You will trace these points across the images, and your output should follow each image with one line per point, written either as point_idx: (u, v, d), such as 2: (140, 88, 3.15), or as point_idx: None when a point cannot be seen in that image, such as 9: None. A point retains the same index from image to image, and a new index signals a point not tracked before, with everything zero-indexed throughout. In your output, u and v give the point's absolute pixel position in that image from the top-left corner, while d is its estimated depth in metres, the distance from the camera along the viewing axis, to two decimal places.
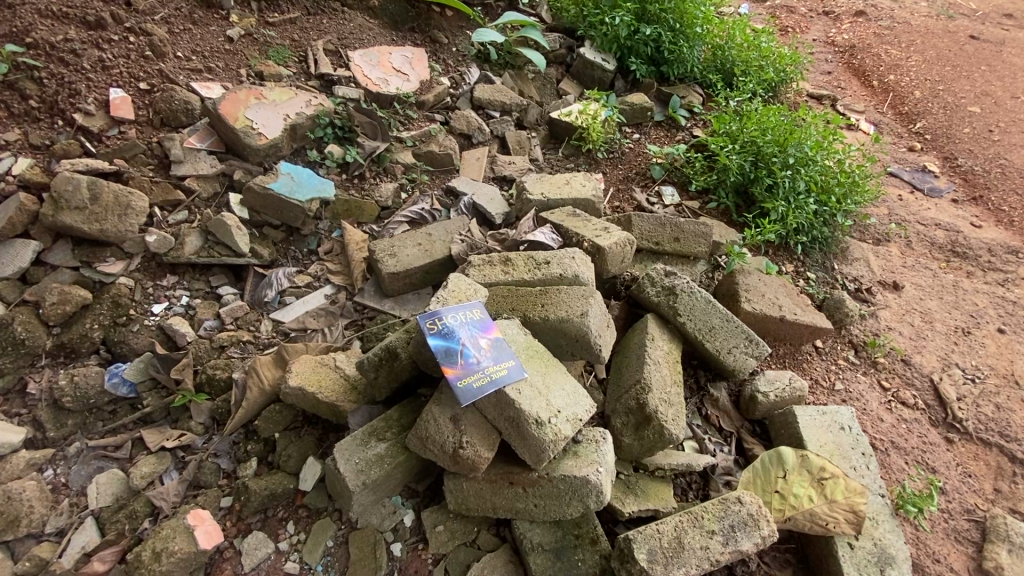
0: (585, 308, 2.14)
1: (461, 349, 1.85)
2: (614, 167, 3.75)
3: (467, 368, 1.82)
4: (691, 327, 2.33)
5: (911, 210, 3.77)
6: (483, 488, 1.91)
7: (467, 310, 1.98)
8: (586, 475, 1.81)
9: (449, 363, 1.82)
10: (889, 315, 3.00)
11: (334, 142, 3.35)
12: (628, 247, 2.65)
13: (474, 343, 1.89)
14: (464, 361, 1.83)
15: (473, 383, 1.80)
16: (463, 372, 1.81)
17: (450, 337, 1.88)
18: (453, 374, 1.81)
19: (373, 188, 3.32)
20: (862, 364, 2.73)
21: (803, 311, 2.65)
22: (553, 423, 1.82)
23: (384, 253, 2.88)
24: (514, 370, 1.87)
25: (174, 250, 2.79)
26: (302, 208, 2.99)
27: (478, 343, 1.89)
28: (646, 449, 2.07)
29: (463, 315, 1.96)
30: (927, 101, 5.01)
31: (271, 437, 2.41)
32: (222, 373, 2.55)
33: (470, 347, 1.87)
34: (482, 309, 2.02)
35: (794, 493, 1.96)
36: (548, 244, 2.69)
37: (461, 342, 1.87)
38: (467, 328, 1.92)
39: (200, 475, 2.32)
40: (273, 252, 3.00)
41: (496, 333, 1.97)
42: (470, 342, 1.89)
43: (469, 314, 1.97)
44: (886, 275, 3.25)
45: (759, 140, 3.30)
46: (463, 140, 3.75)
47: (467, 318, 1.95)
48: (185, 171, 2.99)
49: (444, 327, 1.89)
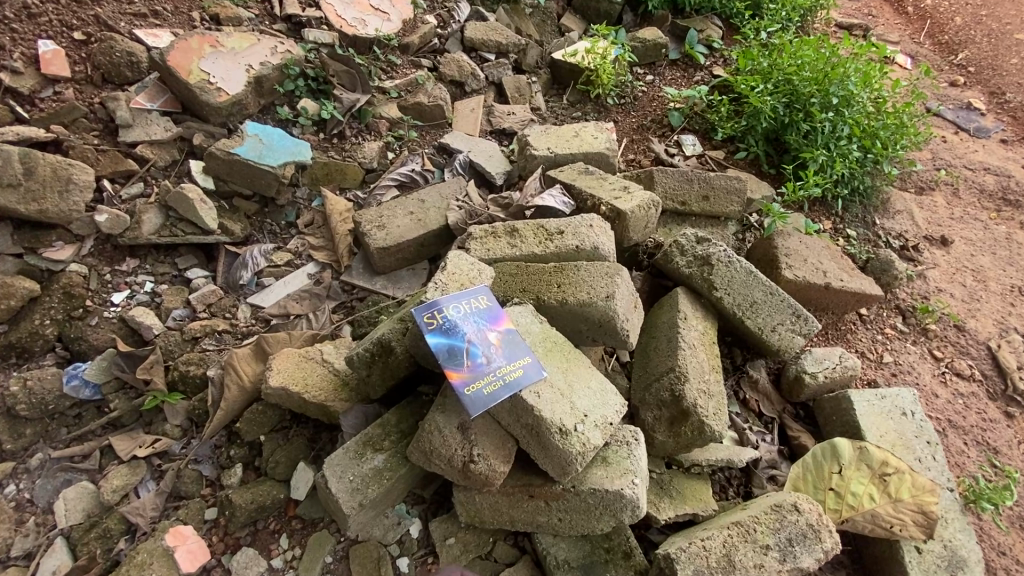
0: (609, 289, 1.81)
1: (466, 348, 1.54)
2: (626, 115, 3.35)
3: (476, 371, 1.52)
4: (729, 304, 2.02)
5: (956, 154, 3.41)
6: (498, 501, 1.65)
7: (470, 299, 1.65)
8: (619, 489, 1.53)
9: (453, 365, 1.51)
10: (938, 276, 2.70)
11: (307, 96, 2.96)
12: (652, 210, 2.29)
13: (480, 339, 1.58)
14: (470, 362, 1.53)
15: (484, 390, 1.50)
16: (471, 377, 1.51)
17: (453, 334, 1.56)
18: (459, 379, 1.51)
19: (356, 149, 2.93)
20: (911, 333, 2.46)
21: (849, 277, 2.33)
22: (579, 432, 1.53)
23: (371, 226, 2.54)
24: (530, 370, 1.58)
25: (131, 231, 2.47)
26: (274, 175, 2.63)
27: (486, 338, 1.58)
28: (681, 447, 1.81)
29: (466, 305, 1.63)
30: (969, 29, 4.47)
31: (256, 441, 2.15)
32: (196, 370, 2.27)
33: (477, 346, 1.56)
34: (489, 296, 1.69)
35: (852, 492, 1.73)
36: (558, 209, 2.34)
37: (466, 339, 1.56)
38: (471, 321, 1.60)
39: (179, 485, 2.09)
40: (245, 227, 2.67)
41: (506, 324, 1.65)
42: (477, 339, 1.58)
43: (472, 303, 1.64)
44: (932, 229, 2.93)
45: (794, 79, 2.85)
46: (455, 88, 3.32)
47: (472, 309, 1.63)
48: (135, 137, 2.61)
49: (446, 321, 1.56)
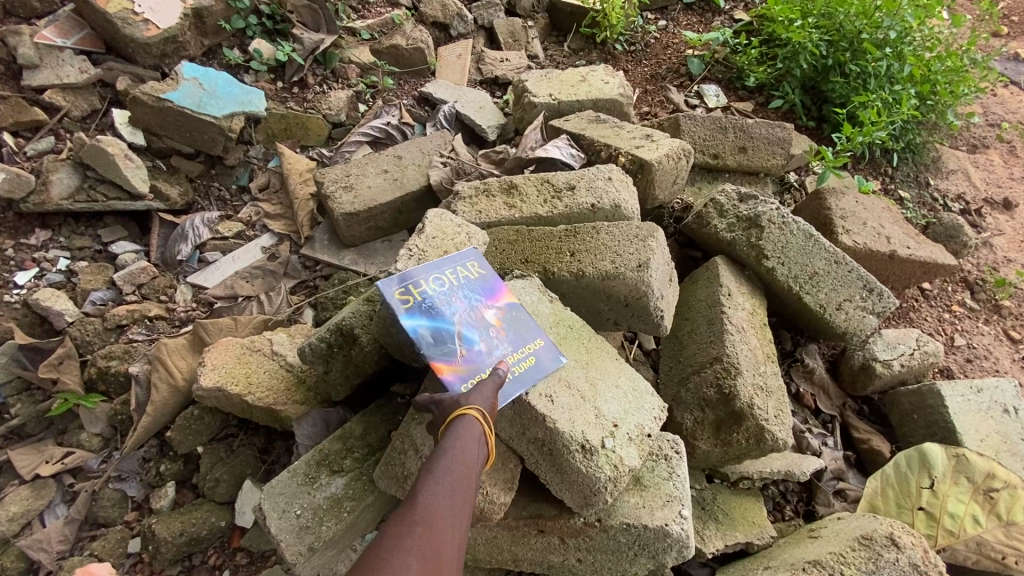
0: (641, 257, 1.39)
1: (458, 332, 1.13)
2: (637, 63, 2.89)
3: (474, 362, 1.11)
4: (784, 276, 1.61)
5: (1009, 108, 3.01)
6: (498, 538, 1.23)
7: (456, 268, 1.22)
8: (663, 525, 1.14)
9: (441, 356, 1.09)
10: (1005, 244, 2.33)
11: (261, 37, 2.48)
12: (682, 162, 1.86)
13: (474, 319, 1.16)
14: (465, 351, 1.11)
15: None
16: (467, 370, 1.09)
17: (436, 315, 1.13)
18: (451, 374, 1.08)
19: (321, 99, 2.46)
20: (983, 310, 2.08)
21: (917, 242, 1.93)
22: (608, 448, 1.14)
23: (337, 187, 2.09)
24: (544, 357, 1.18)
25: (36, 195, 1.99)
26: (218, 127, 2.16)
27: (483, 319, 1.16)
28: (730, 458, 1.41)
29: (451, 276, 1.21)
30: None
31: (192, 453, 1.72)
32: (118, 366, 1.82)
33: (473, 329, 1.14)
34: (480, 262, 1.27)
35: (950, 513, 1.35)
36: (565, 163, 1.91)
37: (456, 321, 1.14)
38: (460, 297, 1.18)
39: (96, 511, 1.66)
40: (185, 191, 2.20)
41: (508, 298, 1.24)
42: (469, 320, 1.16)
43: (459, 272, 1.22)
44: (993, 191, 2.54)
45: (840, 12, 2.41)
46: (438, 32, 2.85)
47: (460, 280, 1.21)
48: (42, 80, 2.13)
49: (425, 298, 1.14)
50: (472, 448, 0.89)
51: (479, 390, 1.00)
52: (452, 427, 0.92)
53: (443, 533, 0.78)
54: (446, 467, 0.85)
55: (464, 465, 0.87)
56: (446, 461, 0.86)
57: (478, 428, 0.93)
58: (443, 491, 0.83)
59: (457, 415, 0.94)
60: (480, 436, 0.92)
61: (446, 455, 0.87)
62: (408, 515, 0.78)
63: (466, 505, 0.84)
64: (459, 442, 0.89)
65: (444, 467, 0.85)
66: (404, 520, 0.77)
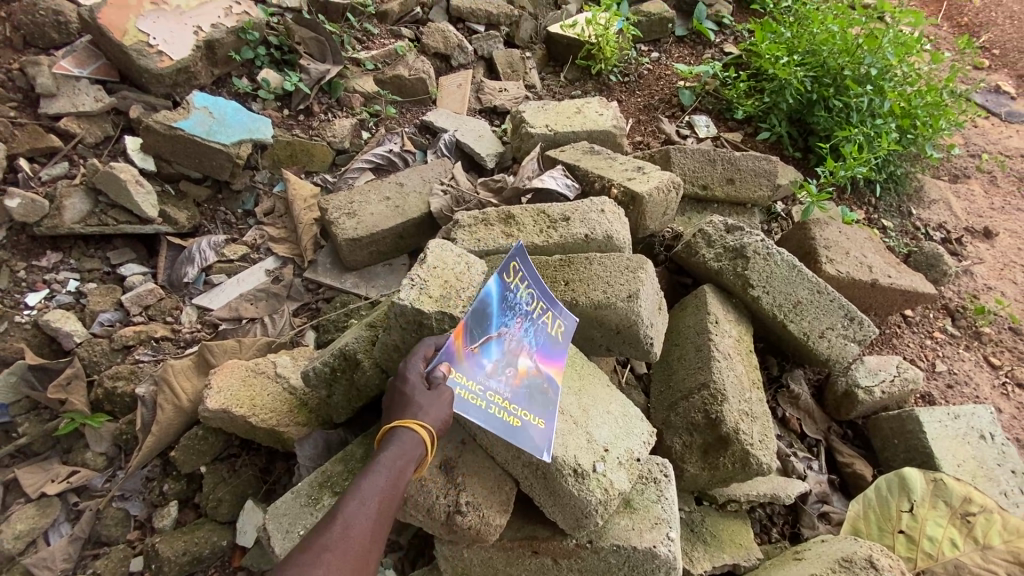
0: (631, 288, 1.47)
1: (493, 336, 1.21)
2: (630, 94, 3.00)
3: (474, 367, 1.17)
4: (768, 304, 1.68)
5: (989, 139, 3.13)
6: (493, 559, 1.27)
7: (546, 309, 1.32)
8: (651, 547, 1.19)
9: (470, 330, 1.17)
10: (985, 272, 2.42)
11: (269, 66, 2.57)
12: (672, 194, 1.95)
13: (510, 349, 1.23)
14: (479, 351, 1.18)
15: (458, 389, 1.13)
16: (464, 363, 1.16)
17: (503, 311, 1.23)
18: (456, 349, 1.16)
19: (325, 127, 2.55)
20: (964, 337, 2.15)
21: (898, 272, 2.00)
22: (598, 472, 1.20)
23: (340, 213, 2.16)
24: (524, 432, 1.16)
25: (50, 219, 2.06)
26: (227, 154, 2.24)
27: (511, 358, 1.22)
28: (718, 481, 1.46)
29: (540, 311, 1.31)
30: (989, 9, 4.16)
31: (195, 473, 1.76)
32: (125, 387, 1.87)
33: (501, 350, 1.21)
34: (565, 330, 1.36)
35: (928, 536, 1.41)
36: (560, 194, 1.99)
37: (503, 330, 1.22)
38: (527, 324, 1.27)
39: (100, 529, 1.69)
40: (193, 215, 2.27)
41: (548, 371, 1.28)
42: (508, 346, 1.23)
43: (544, 317, 1.31)
44: (974, 220, 2.64)
45: (823, 50, 2.53)
46: (439, 62, 2.96)
47: (540, 321, 1.30)
48: (58, 108, 2.21)
49: (512, 293, 1.25)
50: (405, 473, 1.01)
51: (435, 403, 1.08)
52: (398, 444, 1.02)
53: (353, 553, 0.90)
54: (374, 491, 0.97)
55: (391, 490, 0.99)
56: (377, 485, 0.97)
57: (418, 452, 1.03)
58: (364, 514, 0.94)
59: (405, 432, 1.03)
60: (416, 459, 1.03)
61: (379, 478, 0.98)
62: (327, 534, 0.89)
63: (384, 524, 0.97)
64: (396, 463, 1.00)
65: (375, 488, 0.97)
66: (319, 539, 0.88)
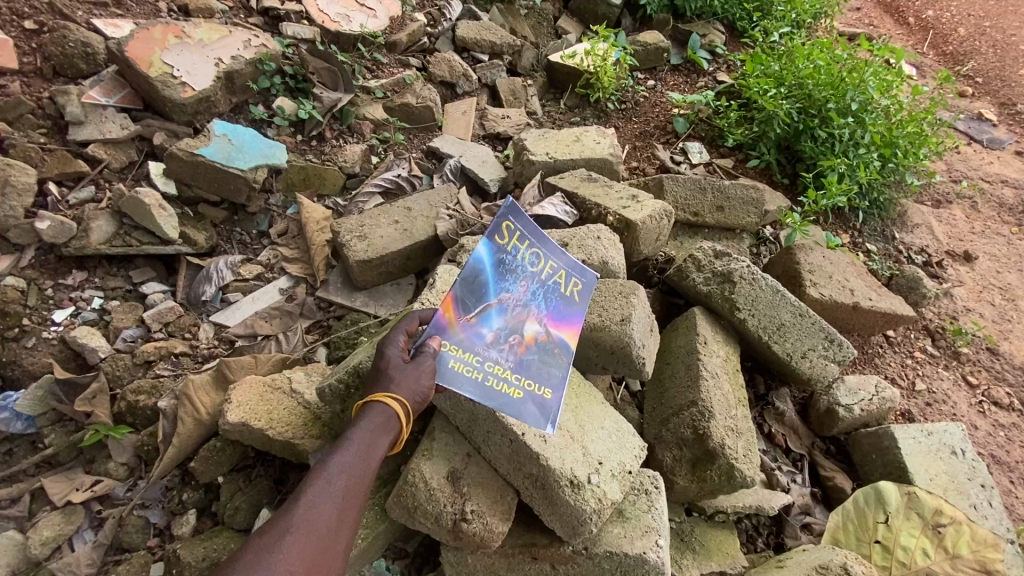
0: (625, 312, 1.58)
1: (490, 305, 1.35)
2: (627, 120, 3.14)
3: (471, 337, 1.31)
4: (754, 326, 1.79)
5: (971, 166, 3.27)
6: (494, 565, 1.37)
7: (548, 272, 1.46)
8: (641, 553, 1.29)
9: (463, 299, 1.32)
10: (964, 294, 2.53)
11: (284, 94, 2.71)
12: (664, 222, 2.08)
13: (510, 317, 1.36)
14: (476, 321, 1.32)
15: (450, 358, 1.27)
16: (460, 332, 1.30)
17: (499, 277, 1.37)
18: (450, 318, 1.31)
19: (336, 152, 2.69)
20: (943, 357, 2.26)
21: (878, 295, 2.12)
22: (593, 484, 1.31)
23: (351, 236, 2.28)
24: (526, 400, 1.29)
25: (77, 240, 2.18)
26: (244, 179, 2.37)
27: (513, 326, 1.36)
28: (705, 493, 1.56)
29: (541, 277, 1.44)
30: (973, 38, 4.32)
31: (213, 483, 1.86)
32: (146, 400, 1.98)
33: (501, 318, 1.35)
34: (574, 293, 1.49)
35: (902, 546, 1.50)
36: (559, 220, 2.11)
37: (500, 298, 1.36)
38: (525, 294, 1.40)
39: (122, 536, 1.79)
40: (210, 236, 2.40)
41: (553, 334, 1.41)
42: (507, 313, 1.37)
43: (545, 284, 1.45)
44: (954, 244, 2.76)
45: (809, 83, 2.67)
46: (445, 90, 3.10)
47: (541, 286, 1.43)
48: (86, 135, 2.34)
49: (506, 260, 1.39)
50: (369, 454, 1.14)
51: (414, 374, 1.22)
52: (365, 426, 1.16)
53: (315, 528, 1.04)
54: (337, 472, 1.10)
55: (354, 472, 1.12)
56: (340, 467, 1.11)
57: (382, 436, 1.17)
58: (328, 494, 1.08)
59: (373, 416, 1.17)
60: (381, 440, 1.16)
61: (343, 461, 1.12)
62: (293, 511, 1.03)
63: (347, 502, 1.10)
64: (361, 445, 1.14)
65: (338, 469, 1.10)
66: (283, 519, 1.02)
